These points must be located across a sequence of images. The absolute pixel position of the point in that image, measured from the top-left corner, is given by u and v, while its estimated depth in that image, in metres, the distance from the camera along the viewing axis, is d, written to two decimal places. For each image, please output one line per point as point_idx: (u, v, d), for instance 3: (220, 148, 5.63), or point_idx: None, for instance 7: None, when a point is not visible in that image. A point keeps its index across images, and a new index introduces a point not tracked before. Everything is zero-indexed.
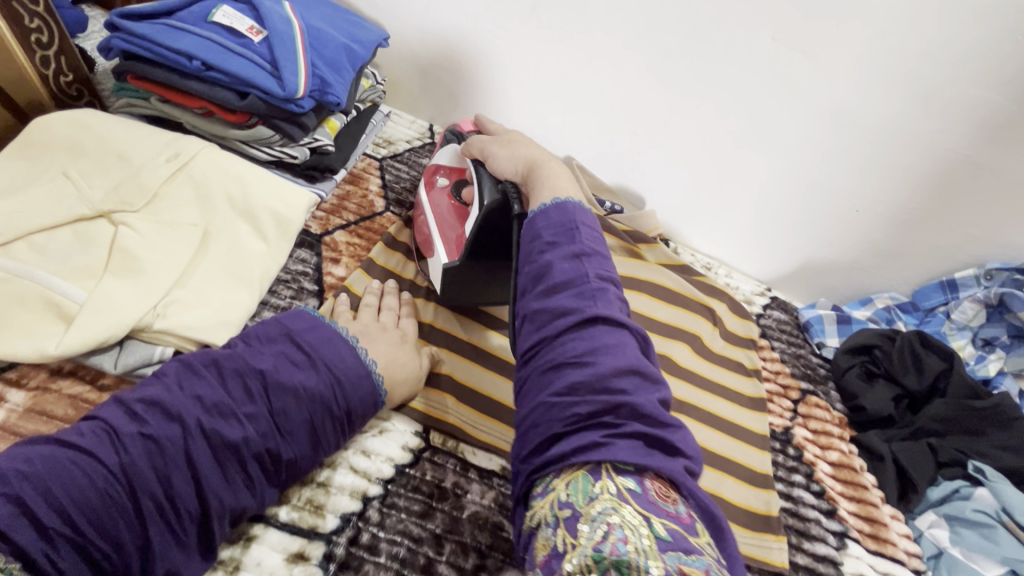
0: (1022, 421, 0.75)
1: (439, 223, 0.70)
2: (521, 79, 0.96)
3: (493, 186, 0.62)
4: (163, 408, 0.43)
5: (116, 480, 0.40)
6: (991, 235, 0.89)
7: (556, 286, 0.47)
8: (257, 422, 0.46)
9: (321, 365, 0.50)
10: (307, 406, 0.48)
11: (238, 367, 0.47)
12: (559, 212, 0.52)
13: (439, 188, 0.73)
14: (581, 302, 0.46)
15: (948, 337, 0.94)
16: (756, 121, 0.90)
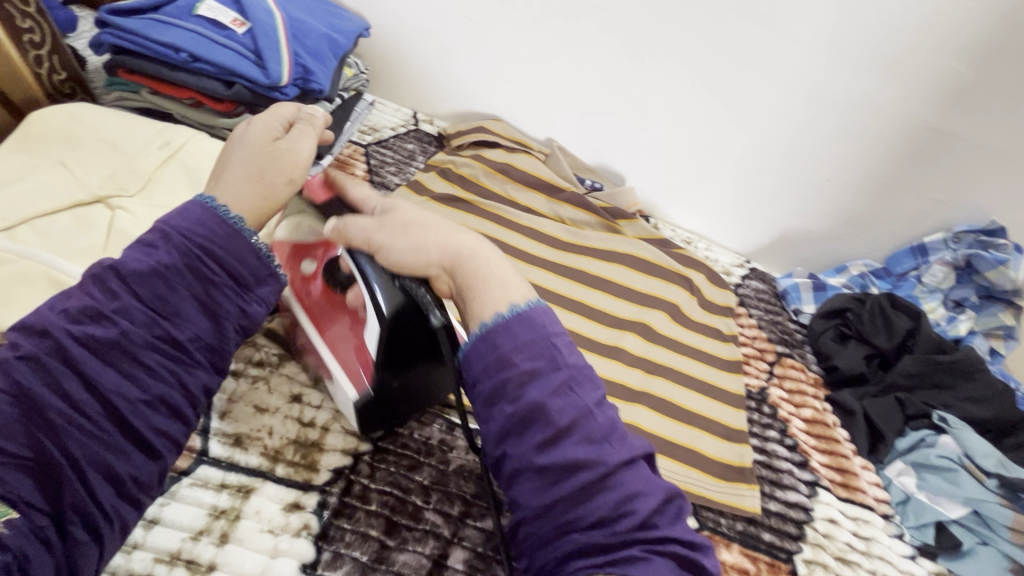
0: (984, 373, 0.79)
1: (329, 339, 0.55)
2: (499, 64, 0.99)
3: (387, 285, 0.48)
4: (33, 328, 0.39)
5: (11, 403, 0.37)
6: (958, 199, 0.92)
7: (550, 416, 0.38)
8: (133, 313, 0.41)
9: (173, 237, 0.43)
10: (181, 283, 0.42)
11: (96, 270, 0.42)
12: (525, 327, 0.40)
13: (303, 274, 0.58)
14: (580, 429, 0.38)
15: (920, 300, 0.97)
16: (728, 96, 0.93)
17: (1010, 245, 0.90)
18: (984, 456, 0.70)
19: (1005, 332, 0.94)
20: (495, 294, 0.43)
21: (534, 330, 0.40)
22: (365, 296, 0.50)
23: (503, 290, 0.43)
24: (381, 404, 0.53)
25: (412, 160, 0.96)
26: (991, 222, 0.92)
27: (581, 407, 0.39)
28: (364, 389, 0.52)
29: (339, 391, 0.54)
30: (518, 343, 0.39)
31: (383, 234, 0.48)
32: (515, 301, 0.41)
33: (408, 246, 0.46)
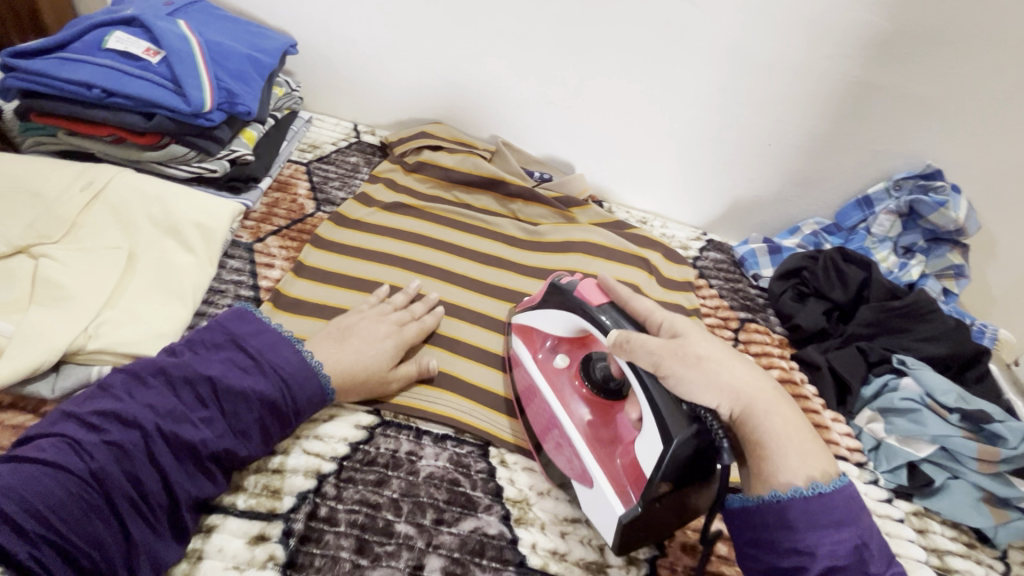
0: (936, 311, 0.82)
1: (596, 459, 0.54)
2: (434, 67, 0.98)
3: (672, 408, 0.49)
4: (118, 417, 0.47)
5: (88, 484, 0.44)
6: (895, 148, 0.95)
7: (813, 540, 0.47)
8: (212, 424, 0.49)
9: (268, 369, 0.52)
10: (257, 409, 0.51)
11: (186, 375, 0.50)
12: (803, 477, 0.47)
13: (558, 366, 0.62)
14: (818, 532, 0.47)
15: (871, 251, 1.00)
16: (662, 73, 0.93)
17: (947, 185, 0.93)
18: (945, 393, 0.71)
19: (956, 271, 0.98)
20: (793, 459, 0.50)
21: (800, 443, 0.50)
22: (642, 401, 0.51)
23: (801, 458, 0.50)
24: (645, 533, 0.50)
25: (356, 173, 0.94)
26: (926, 165, 0.94)
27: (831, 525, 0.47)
28: (633, 507, 0.49)
29: (599, 502, 0.52)
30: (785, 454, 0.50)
31: (674, 363, 0.50)
32: (818, 480, 0.48)
33: (707, 378, 0.50)
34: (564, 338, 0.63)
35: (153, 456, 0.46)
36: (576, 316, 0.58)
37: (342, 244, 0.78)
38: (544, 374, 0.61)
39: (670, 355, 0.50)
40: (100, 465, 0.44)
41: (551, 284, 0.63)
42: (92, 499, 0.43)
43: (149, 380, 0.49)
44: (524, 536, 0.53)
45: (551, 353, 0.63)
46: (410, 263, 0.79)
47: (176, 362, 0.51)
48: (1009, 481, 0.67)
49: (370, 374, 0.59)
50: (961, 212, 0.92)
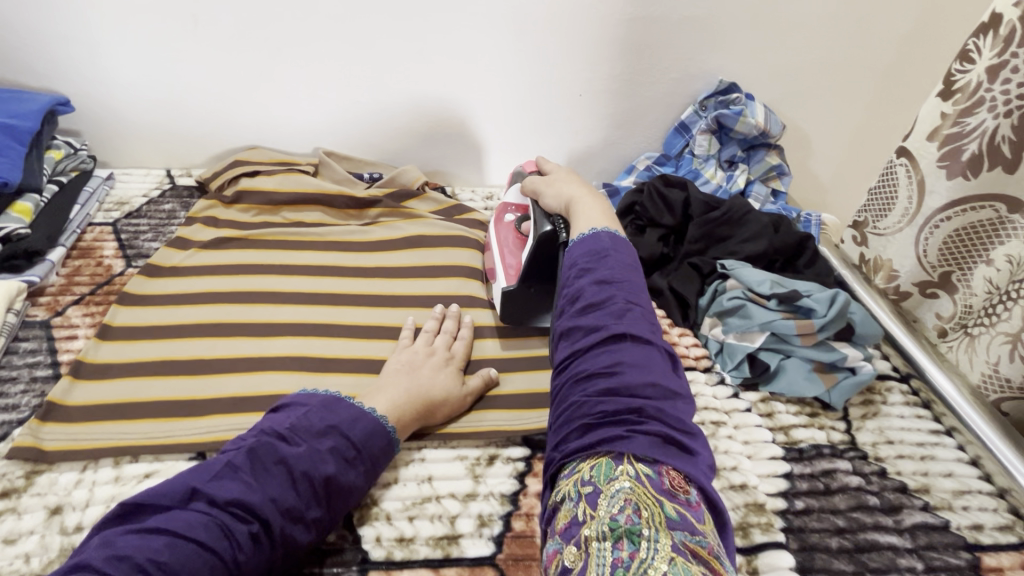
0: (750, 213, 0.87)
1: (503, 256, 0.77)
2: (229, 93, 0.95)
3: (541, 217, 0.71)
4: (251, 508, 0.46)
5: (232, 574, 0.44)
6: (690, 71, 1.00)
7: (582, 306, 0.54)
8: (319, 524, 0.50)
9: (367, 463, 0.54)
10: (354, 501, 0.53)
11: (306, 473, 0.49)
12: (591, 243, 0.60)
13: (506, 221, 0.81)
14: (608, 321, 0.52)
15: (700, 171, 1.04)
16: (456, 49, 0.94)
17: (741, 96, 0.99)
18: (760, 283, 0.75)
19: (777, 170, 1.05)
20: (584, 224, 0.64)
21: (596, 254, 0.58)
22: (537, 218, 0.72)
23: (590, 222, 0.64)
24: (522, 306, 0.74)
25: (172, 219, 0.89)
26: (720, 81, 1.00)
27: (619, 315, 0.52)
28: (512, 286, 0.73)
29: (496, 286, 0.76)
30: (583, 254, 0.59)
31: (545, 189, 0.73)
32: (595, 228, 0.62)
33: (555, 193, 0.71)
34: (520, 202, 0.83)
35: (268, 550, 0.46)
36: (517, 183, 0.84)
37: (154, 296, 0.74)
38: (494, 225, 0.83)
39: (545, 185, 0.73)
40: (231, 552, 0.44)
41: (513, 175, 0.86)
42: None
43: (250, 475, 0.48)
44: (368, 532, 0.53)
45: (510, 216, 0.82)
46: (233, 295, 0.76)
47: (298, 455, 0.50)
48: (830, 346, 0.73)
49: (449, 396, 0.63)
50: (759, 117, 0.99)
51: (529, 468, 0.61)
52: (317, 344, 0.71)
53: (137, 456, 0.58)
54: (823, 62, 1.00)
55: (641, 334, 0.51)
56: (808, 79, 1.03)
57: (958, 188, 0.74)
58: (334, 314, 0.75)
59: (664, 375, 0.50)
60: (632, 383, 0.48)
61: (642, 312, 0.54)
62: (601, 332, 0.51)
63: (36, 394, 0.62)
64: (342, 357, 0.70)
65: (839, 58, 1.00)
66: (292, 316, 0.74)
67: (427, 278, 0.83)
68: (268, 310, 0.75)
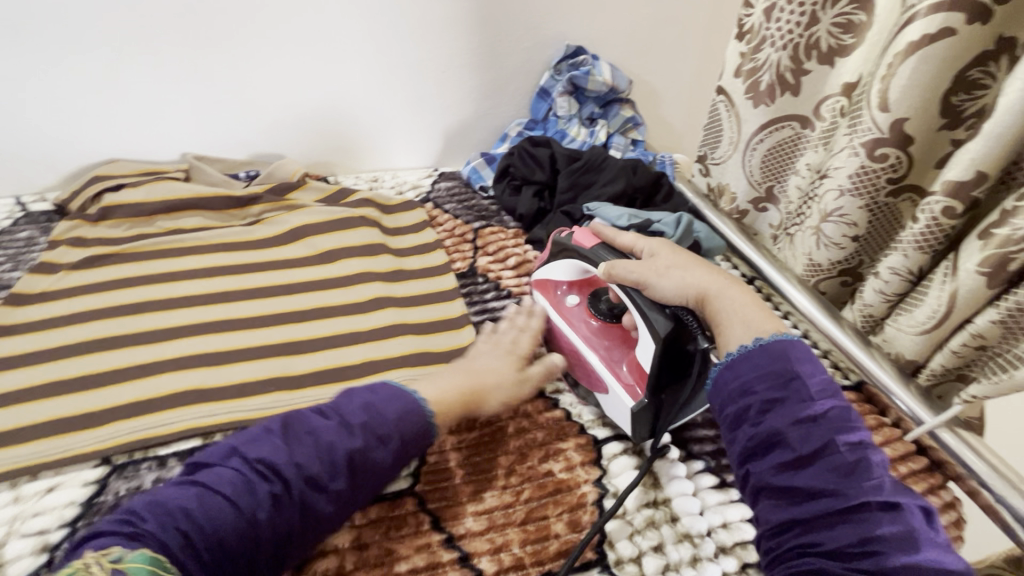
0: (608, 160, 0.98)
1: (604, 358, 0.66)
2: (72, 106, 0.90)
3: (654, 308, 0.61)
4: (273, 468, 0.48)
5: (246, 532, 0.45)
6: (539, 39, 1.08)
7: (782, 418, 0.49)
8: (341, 496, 0.50)
9: (393, 440, 0.53)
10: (379, 479, 0.52)
11: (332, 445, 0.50)
12: (768, 357, 0.52)
13: (571, 305, 0.73)
14: (837, 480, 0.46)
15: (565, 131, 1.14)
16: (311, 37, 0.95)
17: (588, 57, 1.10)
18: (618, 218, 0.85)
19: (632, 122, 1.17)
20: (739, 328, 0.57)
21: (776, 356, 0.52)
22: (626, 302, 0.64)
23: (745, 323, 0.57)
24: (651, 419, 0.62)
25: (33, 246, 0.84)
26: (566, 46, 1.10)
27: (836, 425, 0.49)
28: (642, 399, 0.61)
29: (617, 403, 0.64)
30: (768, 365, 0.52)
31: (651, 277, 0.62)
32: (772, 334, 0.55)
33: (675, 283, 0.61)
34: (574, 280, 0.74)
35: (285, 511, 0.47)
36: (578, 261, 0.70)
37: (26, 323, 0.71)
38: (562, 315, 0.72)
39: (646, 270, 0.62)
40: (254, 510, 0.46)
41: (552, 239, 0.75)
42: (222, 550, 0.45)
43: (282, 438, 0.51)
44: None
45: (567, 294, 0.74)
46: (115, 309, 0.74)
47: (328, 427, 0.51)
48: None
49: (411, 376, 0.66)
50: (606, 74, 1.10)
51: None
52: (214, 340, 0.73)
53: (36, 474, 0.59)
54: (652, 21, 1.13)
55: (849, 432, 0.48)
56: (643, 37, 1.15)
57: (763, 113, 0.87)
58: (228, 311, 0.77)
59: (903, 495, 0.47)
60: (858, 496, 0.45)
61: (835, 394, 0.51)
62: (816, 460, 0.47)
63: None
64: (242, 348, 0.72)
65: (665, 14, 1.13)
66: (182, 319, 0.74)
67: (320, 263, 0.86)
68: (157, 318, 0.74)
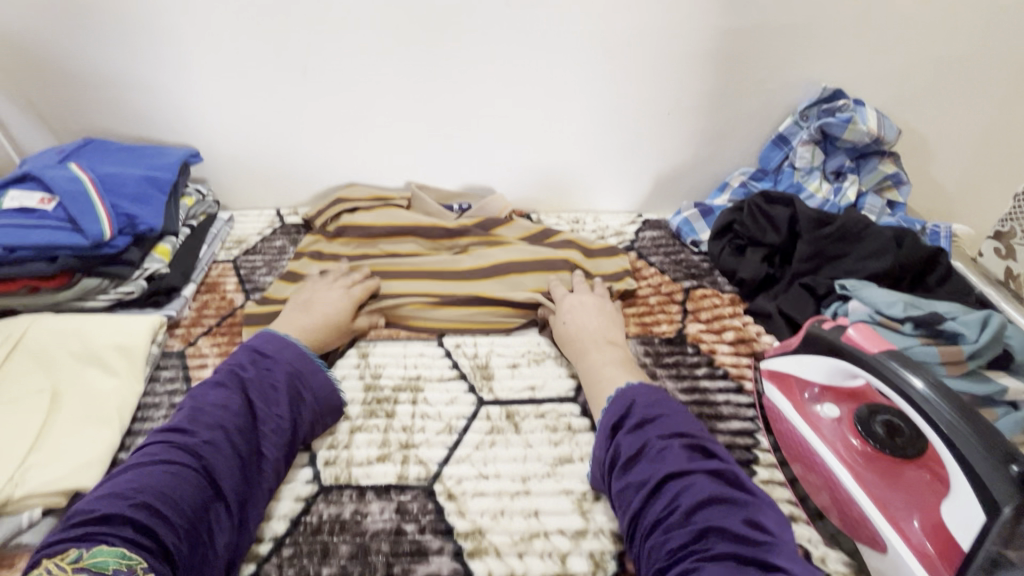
0: (870, 227, 0.80)
1: (880, 502, 0.52)
2: (330, 134, 1.02)
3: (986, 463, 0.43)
4: (186, 429, 0.53)
5: (204, 478, 0.50)
6: (787, 81, 0.94)
7: (624, 432, 0.55)
8: (273, 421, 0.57)
9: (282, 363, 0.61)
10: (290, 398, 0.60)
11: (236, 383, 0.58)
12: (617, 404, 0.57)
13: (827, 417, 0.60)
14: (659, 471, 0.50)
15: (803, 184, 0.98)
16: (542, 75, 0.94)
17: (850, 102, 0.92)
18: (891, 305, 0.67)
19: (893, 180, 0.96)
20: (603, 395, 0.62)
21: (612, 398, 0.58)
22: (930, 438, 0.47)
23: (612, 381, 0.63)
24: None
25: (283, 255, 0.96)
26: (824, 89, 0.93)
27: (662, 426, 0.54)
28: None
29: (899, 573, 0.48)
30: (612, 417, 0.56)
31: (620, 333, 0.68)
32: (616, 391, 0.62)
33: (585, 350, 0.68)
34: (838, 389, 0.61)
35: (225, 457, 0.52)
36: (849, 363, 0.56)
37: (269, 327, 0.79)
38: (818, 428, 0.59)
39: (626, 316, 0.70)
40: (197, 465, 0.50)
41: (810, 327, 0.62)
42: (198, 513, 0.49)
43: (222, 394, 0.56)
44: (479, 567, 0.52)
45: (823, 403, 0.61)
46: None
47: (252, 376, 0.59)
48: (984, 377, 0.64)
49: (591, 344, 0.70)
50: (872, 122, 0.91)
51: None
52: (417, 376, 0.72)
53: None
54: (943, 59, 0.91)
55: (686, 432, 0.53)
56: (924, 80, 0.94)
57: None
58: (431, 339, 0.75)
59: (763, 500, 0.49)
60: (665, 469, 0.49)
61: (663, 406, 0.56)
62: (640, 456, 0.52)
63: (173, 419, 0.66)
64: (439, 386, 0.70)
65: (961, 51, 0.90)
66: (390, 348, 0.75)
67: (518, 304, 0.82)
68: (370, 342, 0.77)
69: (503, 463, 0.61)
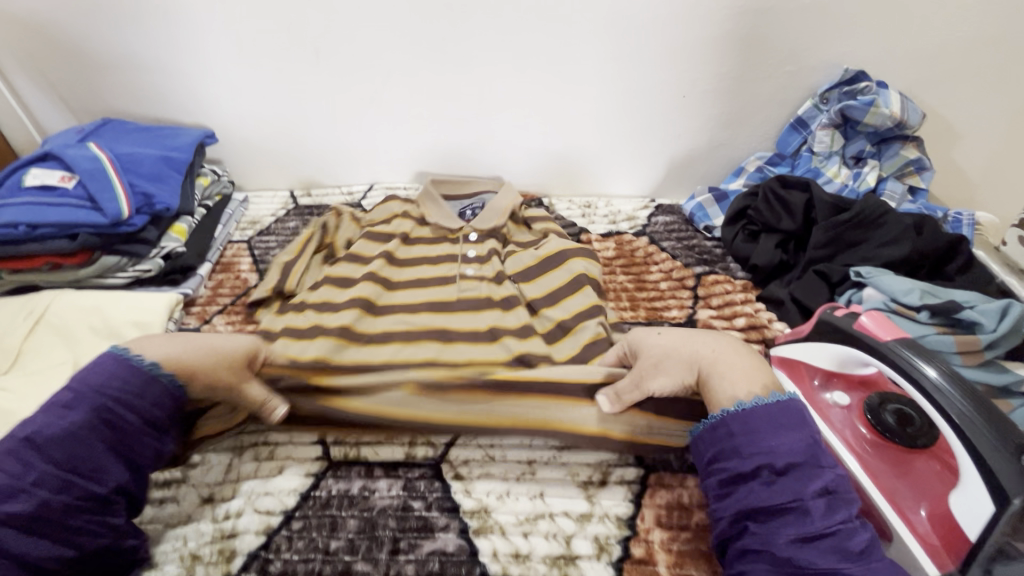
0: (889, 214, 0.78)
1: (887, 490, 0.51)
2: (343, 117, 1.02)
3: (996, 453, 0.43)
4: None
5: None
6: (808, 63, 0.92)
7: (805, 487, 0.42)
8: (47, 483, 0.45)
9: (85, 396, 0.49)
10: (96, 438, 0.48)
11: (6, 446, 0.46)
12: (788, 432, 0.45)
13: (835, 404, 0.59)
14: (848, 560, 0.40)
15: (821, 169, 0.96)
16: (555, 57, 0.93)
17: (873, 85, 0.89)
18: (907, 293, 0.66)
19: (916, 166, 0.94)
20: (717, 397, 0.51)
21: (782, 430, 0.45)
22: (942, 428, 0.46)
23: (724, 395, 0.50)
24: None
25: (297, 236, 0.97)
26: (845, 71, 0.91)
27: (846, 497, 0.43)
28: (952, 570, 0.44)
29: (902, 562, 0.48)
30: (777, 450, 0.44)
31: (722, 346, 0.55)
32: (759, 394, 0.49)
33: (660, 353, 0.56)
34: (848, 375, 0.59)
35: None
36: (857, 351, 0.55)
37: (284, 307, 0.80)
38: (823, 414, 0.58)
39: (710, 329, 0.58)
40: None
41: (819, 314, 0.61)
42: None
43: None
44: (484, 545, 0.53)
45: (831, 390, 0.60)
46: None
47: (41, 426, 0.47)
48: (1001, 367, 0.62)
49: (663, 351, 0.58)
50: (896, 106, 0.88)
51: (645, 490, 0.58)
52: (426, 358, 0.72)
53: (269, 449, 0.63)
54: (974, 40, 0.88)
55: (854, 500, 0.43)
56: (953, 62, 0.90)
57: None
58: (442, 322, 0.72)
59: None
60: (863, 571, 0.39)
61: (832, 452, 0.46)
62: (825, 534, 0.41)
63: None
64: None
65: (993, 32, 0.87)
66: None
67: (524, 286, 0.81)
68: None
69: (509, 444, 0.62)
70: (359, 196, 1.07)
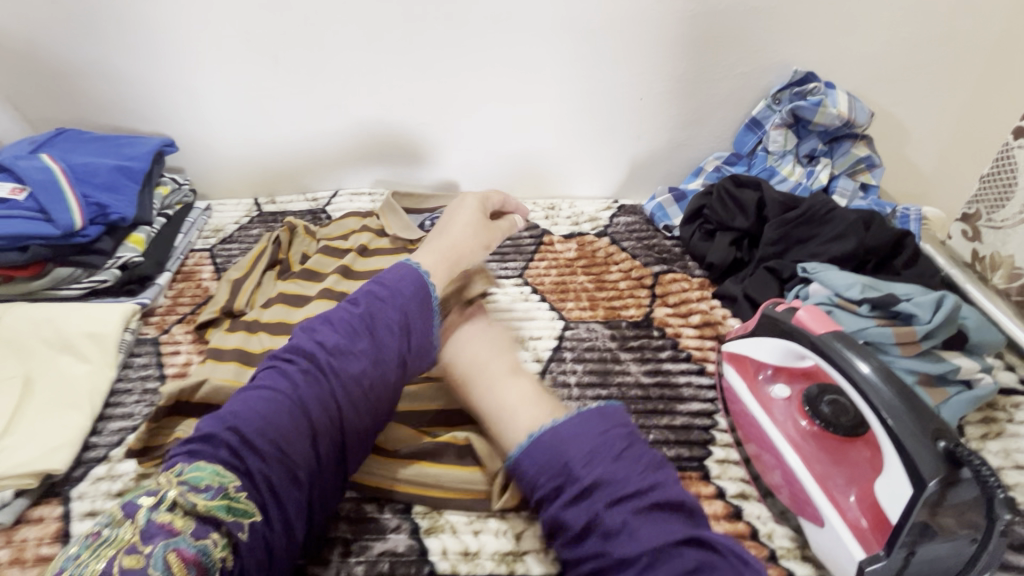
0: (836, 210, 0.80)
1: (821, 478, 0.54)
2: (306, 123, 1.02)
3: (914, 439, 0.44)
4: (214, 436, 0.48)
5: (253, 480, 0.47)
6: (760, 64, 0.94)
7: (574, 502, 0.46)
8: (340, 394, 0.53)
9: (378, 334, 0.56)
10: (382, 369, 0.55)
11: (311, 355, 0.54)
12: (553, 449, 0.48)
13: (777, 396, 0.61)
14: (611, 545, 0.43)
15: (776, 168, 0.98)
16: (513, 59, 0.94)
17: (821, 85, 0.92)
18: (848, 287, 0.68)
19: (867, 163, 0.96)
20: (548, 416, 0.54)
21: (552, 448, 0.48)
22: (869, 418, 0.48)
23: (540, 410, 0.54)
24: None
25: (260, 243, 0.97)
26: (794, 72, 0.93)
27: (613, 492, 0.45)
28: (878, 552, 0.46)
29: (832, 547, 0.50)
30: (559, 467, 0.47)
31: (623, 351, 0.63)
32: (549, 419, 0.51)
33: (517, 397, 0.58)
34: (789, 368, 0.62)
35: (303, 438, 0.50)
36: (795, 343, 0.57)
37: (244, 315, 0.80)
38: (765, 406, 0.60)
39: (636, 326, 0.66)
40: (252, 460, 0.48)
41: (762, 310, 0.63)
42: (326, 450, 0.52)
43: (306, 373, 0.53)
44: (434, 544, 0.54)
45: (773, 383, 0.62)
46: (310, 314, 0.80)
47: (338, 344, 0.55)
48: (937, 357, 0.65)
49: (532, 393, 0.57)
50: (843, 106, 0.91)
51: None
52: None
53: None
54: (916, 39, 0.91)
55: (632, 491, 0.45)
56: (897, 61, 0.93)
57: None
58: None
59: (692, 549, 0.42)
60: (628, 554, 0.42)
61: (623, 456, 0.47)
62: (598, 532, 0.44)
63: (147, 405, 0.68)
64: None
65: (934, 32, 0.90)
66: None
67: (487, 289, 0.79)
68: None
69: None
70: (324, 201, 1.07)
